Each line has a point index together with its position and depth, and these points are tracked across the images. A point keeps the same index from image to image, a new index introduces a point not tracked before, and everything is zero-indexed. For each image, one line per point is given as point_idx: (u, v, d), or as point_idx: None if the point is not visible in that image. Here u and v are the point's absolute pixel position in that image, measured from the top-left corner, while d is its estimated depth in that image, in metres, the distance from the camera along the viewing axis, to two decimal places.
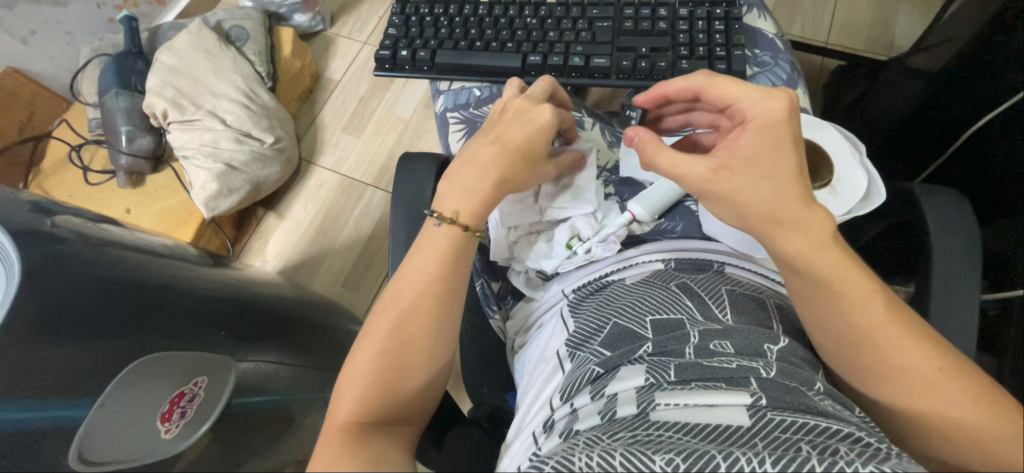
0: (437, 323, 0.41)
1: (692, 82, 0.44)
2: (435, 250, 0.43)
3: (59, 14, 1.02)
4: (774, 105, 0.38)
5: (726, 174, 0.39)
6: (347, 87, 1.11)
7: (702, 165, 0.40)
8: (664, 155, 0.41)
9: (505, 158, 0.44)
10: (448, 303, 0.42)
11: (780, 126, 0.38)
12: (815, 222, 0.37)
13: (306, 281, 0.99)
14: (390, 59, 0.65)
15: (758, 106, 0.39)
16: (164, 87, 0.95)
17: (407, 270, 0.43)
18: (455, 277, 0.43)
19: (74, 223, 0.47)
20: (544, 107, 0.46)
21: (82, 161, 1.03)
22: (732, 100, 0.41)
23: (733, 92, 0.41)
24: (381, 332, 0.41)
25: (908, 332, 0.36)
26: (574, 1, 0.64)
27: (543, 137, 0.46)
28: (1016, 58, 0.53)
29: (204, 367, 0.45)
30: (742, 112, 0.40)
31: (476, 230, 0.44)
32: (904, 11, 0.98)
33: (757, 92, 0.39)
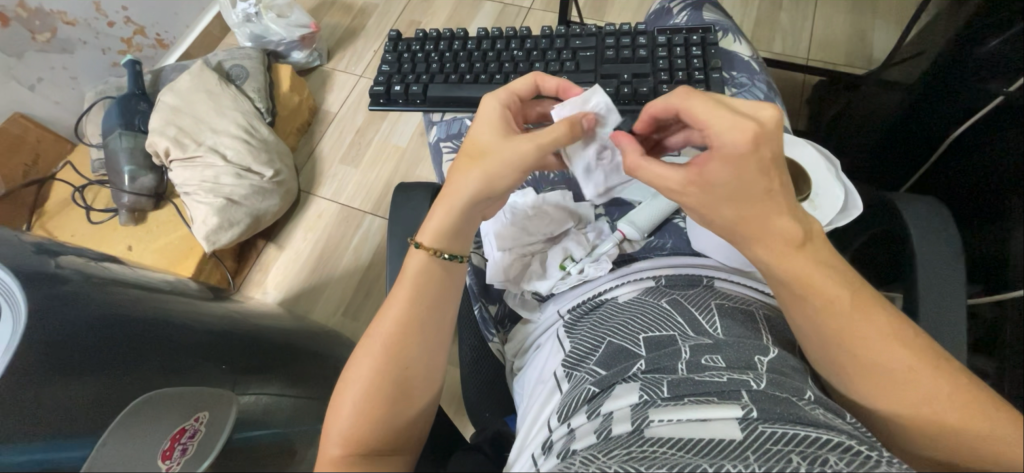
0: (423, 351, 0.42)
1: (669, 103, 0.41)
2: (410, 281, 0.44)
3: (65, 61, 1.05)
4: (740, 137, 0.36)
5: (692, 192, 0.40)
6: (344, 118, 1.15)
7: (674, 179, 0.40)
8: (640, 169, 0.42)
9: (470, 174, 0.44)
10: (431, 332, 0.43)
11: (747, 158, 0.36)
12: (780, 231, 0.38)
13: (306, 311, 0.99)
14: (385, 93, 0.68)
15: (722, 133, 0.37)
16: (166, 127, 0.97)
17: (389, 303, 0.44)
18: (437, 306, 0.44)
19: (78, 263, 0.48)
20: (492, 105, 0.47)
21: (85, 201, 1.04)
22: (703, 125, 0.38)
23: (702, 118, 0.38)
24: (368, 364, 0.41)
25: (896, 335, 0.36)
26: (558, 33, 0.67)
27: (503, 147, 0.44)
28: (986, 68, 0.55)
29: (203, 403, 0.39)
30: (709, 138, 0.38)
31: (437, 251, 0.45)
32: (878, 27, 1.02)
33: (726, 118, 0.37)
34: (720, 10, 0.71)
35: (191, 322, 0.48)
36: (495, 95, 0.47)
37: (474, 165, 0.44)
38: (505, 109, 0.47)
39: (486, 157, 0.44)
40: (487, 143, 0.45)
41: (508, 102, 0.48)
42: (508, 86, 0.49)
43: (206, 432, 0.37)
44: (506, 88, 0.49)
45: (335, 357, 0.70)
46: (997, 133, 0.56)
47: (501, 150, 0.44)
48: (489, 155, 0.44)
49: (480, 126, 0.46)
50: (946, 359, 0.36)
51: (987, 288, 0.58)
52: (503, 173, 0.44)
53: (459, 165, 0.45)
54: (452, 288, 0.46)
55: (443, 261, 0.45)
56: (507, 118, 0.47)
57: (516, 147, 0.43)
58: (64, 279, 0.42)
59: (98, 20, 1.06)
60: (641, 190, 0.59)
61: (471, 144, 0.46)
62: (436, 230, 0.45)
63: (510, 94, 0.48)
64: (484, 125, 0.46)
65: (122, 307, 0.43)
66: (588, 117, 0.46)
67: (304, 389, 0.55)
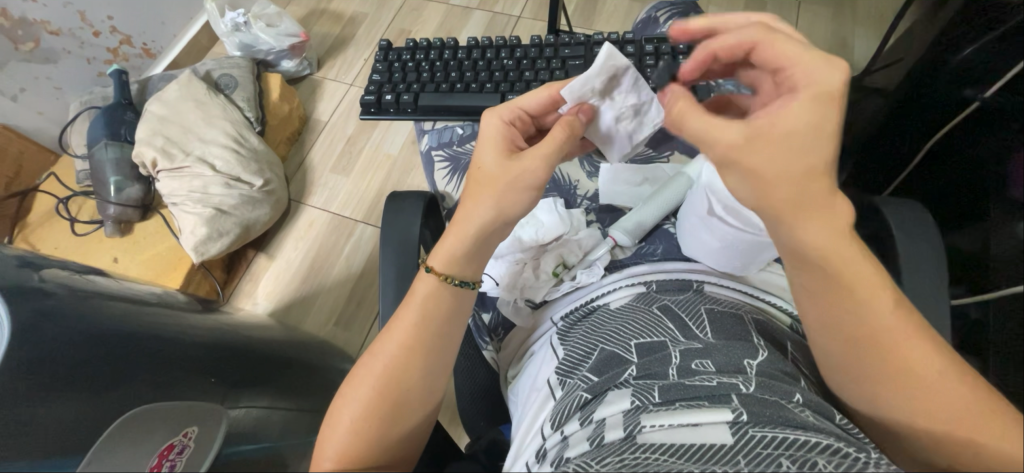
0: (423, 370, 0.42)
1: (747, 36, 0.40)
2: (417, 302, 0.43)
3: (49, 71, 1.04)
4: (831, 76, 0.35)
5: (759, 145, 0.35)
6: (335, 126, 1.14)
7: (736, 130, 0.36)
8: (690, 120, 0.38)
9: (484, 197, 0.43)
10: (433, 352, 0.42)
11: (832, 100, 0.35)
12: (814, 211, 0.36)
13: (297, 321, 0.98)
14: (376, 103, 0.68)
15: (814, 70, 0.35)
16: (154, 136, 0.96)
17: (395, 327, 0.43)
18: (442, 330, 0.43)
19: (63, 277, 0.48)
20: (493, 122, 0.46)
21: (70, 212, 1.03)
22: (786, 60, 0.37)
23: (789, 51, 0.37)
24: (367, 382, 0.41)
25: (903, 327, 0.36)
26: (547, 42, 0.68)
27: (512, 164, 0.43)
28: (960, 75, 0.58)
29: (188, 418, 0.38)
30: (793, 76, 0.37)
31: (448, 276, 0.44)
32: (858, 35, 1.05)
33: (816, 56, 0.36)
34: (706, 19, 0.72)
35: (180, 334, 0.48)
36: (495, 112, 0.46)
37: (484, 191, 0.43)
38: (508, 126, 0.46)
39: (495, 181, 0.43)
40: (490, 165, 0.44)
41: (509, 118, 0.46)
42: (514, 101, 0.47)
43: (197, 446, 0.36)
44: (510, 103, 0.47)
45: (328, 368, 0.69)
46: (974, 138, 0.58)
47: (509, 175, 0.43)
48: (496, 178, 0.43)
49: (482, 147, 0.45)
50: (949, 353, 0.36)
51: (970, 289, 0.59)
52: (512, 196, 0.43)
53: (468, 191, 0.44)
54: (463, 312, 0.45)
55: (453, 287, 0.44)
56: (510, 137, 0.45)
57: (524, 170, 0.43)
58: (48, 293, 0.42)
59: (84, 29, 1.06)
60: (631, 197, 0.61)
61: (476, 168, 0.44)
62: (445, 254, 0.44)
63: (513, 109, 0.46)
64: (485, 146, 0.45)
65: (110, 321, 0.43)
66: (584, 110, 0.46)
67: (295, 401, 0.54)
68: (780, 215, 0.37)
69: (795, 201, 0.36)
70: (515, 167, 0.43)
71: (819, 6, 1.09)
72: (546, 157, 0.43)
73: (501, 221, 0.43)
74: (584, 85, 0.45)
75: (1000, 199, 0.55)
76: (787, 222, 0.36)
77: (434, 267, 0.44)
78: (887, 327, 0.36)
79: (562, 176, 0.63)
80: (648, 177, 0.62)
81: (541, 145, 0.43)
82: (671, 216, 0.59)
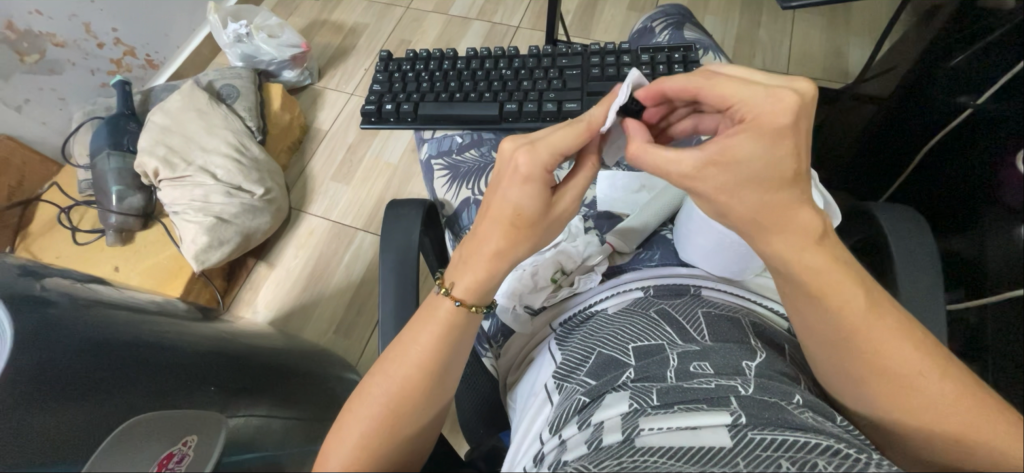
0: (433, 387, 0.42)
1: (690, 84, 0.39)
2: (439, 325, 0.43)
3: (53, 82, 1.05)
4: (780, 107, 0.35)
5: (711, 172, 0.37)
6: (336, 135, 1.15)
7: (689, 159, 0.38)
8: (647, 154, 0.39)
9: (524, 240, 0.43)
10: (444, 369, 0.43)
11: (784, 131, 0.35)
12: (811, 218, 0.36)
13: (296, 330, 0.98)
14: (376, 112, 0.69)
15: (760, 104, 0.35)
16: (156, 146, 0.97)
17: (408, 344, 0.43)
18: (455, 343, 0.43)
19: (65, 286, 0.48)
20: (529, 162, 0.41)
21: (71, 221, 1.03)
22: (732, 100, 0.36)
23: (734, 91, 0.36)
24: (377, 395, 0.41)
25: (898, 327, 0.36)
26: (545, 52, 0.69)
27: (549, 208, 0.43)
28: (952, 82, 0.59)
29: (189, 428, 0.38)
30: (740, 114, 0.36)
31: (472, 305, 0.44)
32: (852, 43, 1.07)
33: (762, 92, 0.36)
34: (701, 29, 0.73)
35: (179, 343, 0.48)
36: (531, 151, 0.41)
37: (524, 238, 0.43)
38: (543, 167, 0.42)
39: (534, 226, 0.43)
40: (534, 213, 0.42)
41: (552, 165, 0.42)
42: (555, 142, 0.42)
43: (198, 455, 0.36)
44: (551, 145, 0.42)
45: (328, 376, 0.69)
46: (968, 143, 0.58)
47: (547, 221, 0.43)
48: (536, 223, 0.43)
49: (518, 188, 0.42)
50: (942, 353, 0.36)
51: (967, 294, 0.59)
52: (546, 235, 0.45)
53: (504, 234, 0.43)
54: (473, 329, 0.45)
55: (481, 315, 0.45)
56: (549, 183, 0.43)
57: (559, 215, 0.44)
58: (49, 302, 0.42)
59: (88, 41, 1.07)
60: (628, 204, 0.62)
61: (510, 210, 0.42)
62: (473, 286, 0.43)
63: (557, 157, 0.42)
64: (522, 189, 0.42)
65: (110, 330, 0.43)
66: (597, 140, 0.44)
67: (295, 409, 0.54)
68: (774, 222, 0.37)
69: (785, 205, 0.37)
70: (551, 211, 0.43)
71: (813, 15, 1.11)
72: (577, 200, 0.45)
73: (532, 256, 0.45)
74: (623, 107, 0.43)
75: (996, 203, 0.55)
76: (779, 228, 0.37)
77: (465, 300, 0.44)
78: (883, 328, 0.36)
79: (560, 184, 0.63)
80: (646, 183, 0.62)
81: (576, 189, 0.44)
82: (668, 223, 0.60)
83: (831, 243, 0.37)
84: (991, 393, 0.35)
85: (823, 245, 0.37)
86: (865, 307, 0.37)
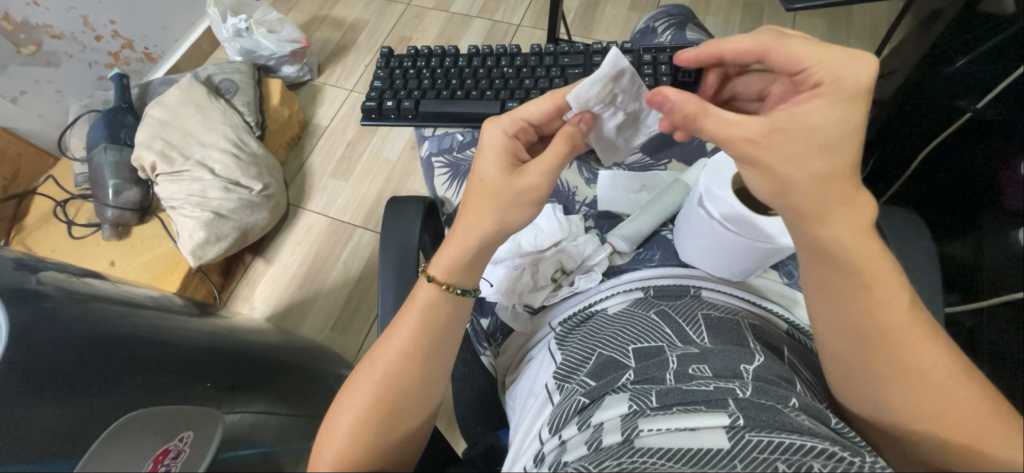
0: (421, 378, 0.42)
1: (760, 41, 0.40)
2: (419, 309, 0.43)
3: (50, 74, 1.04)
4: (860, 75, 0.36)
5: (777, 139, 0.36)
6: (335, 132, 1.15)
7: (753, 125, 0.37)
8: (709, 118, 0.38)
9: (489, 213, 0.43)
10: (432, 358, 0.43)
11: None
12: (817, 226, 0.37)
13: (294, 326, 0.98)
14: (376, 108, 0.69)
15: (840, 66, 0.36)
16: (153, 140, 0.96)
17: (396, 336, 0.43)
18: (439, 332, 0.43)
19: (61, 279, 0.48)
20: (493, 133, 0.45)
21: (67, 215, 1.02)
22: (807, 62, 0.37)
23: (808, 54, 0.37)
24: (366, 387, 0.41)
25: (902, 328, 0.36)
26: (547, 51, 0.69)
27: (514, 178, 0.43)
28: (949, 88, 0.58)
29: (185, 423, 0.37)
30: (817, 77, 0.37)
31: (448, 284, 0.44)
32: (852, 46, 1.07)
33: (842, 54, 0.36)
34: (703, 29, 0.73)
35: (176, 338, 0.47)
36: (497, 123, 0.45)
37: (488, 206, 0.43)
38: (510, 139, 0.45)
39: (497, 195, 0.43)
40: (495, 181, 0.43)
41: (512, 131, 0.45)
42: (516, 112, 0.45)
43: (193, 450, 0.35)
44: (512, 114, 0.46)
45: (325, 372, 0.69)
46: (974, 145, 0.58)
47: (512, 189, 0.43)
48: (498, 192, 0.43)
49: (483, 157, 0.45)
50: (948, 352, 0.36)
51: (963, 297, 0.60)
52: (517, 211, 0.43)
53: (471, 205, 0.44)
54: (459, 319, 0.45)
55: (455, 296, 0.44)
56: (513, 150, 0.45)
57: (527, 185, 0.42)
58: (44, 295, 0.42)
59: (85, 33, 1.06)
60: (629, 204, 0.62)
61: (477, 180, 0.44)
62: (446, 261, 0.44)
63: (516, 121, 0.45)
64: (488, 158, 0.44)
65: (107, 323, 0.42)
66: (583, 118, 0.44)
67: (291, 406, 0.54)
68: None
69: (787, 208, 0.37)
70: (516, 183, 0.43)
71: (813, 18, 1.11)
72: (548, 173, 0.43)
73: (505, 234, 0.44)
74: (589, 92, 0.42)
75: (995, 207, 0.55)
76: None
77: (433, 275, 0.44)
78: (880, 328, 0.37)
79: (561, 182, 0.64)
80: (647, 184, 0.63)
81: (545, 159, 0.43)
82: (668, 223, 0.60)
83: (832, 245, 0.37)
84: (994, 399, 0.35)
85: None
86: (864, 309, 0.37)
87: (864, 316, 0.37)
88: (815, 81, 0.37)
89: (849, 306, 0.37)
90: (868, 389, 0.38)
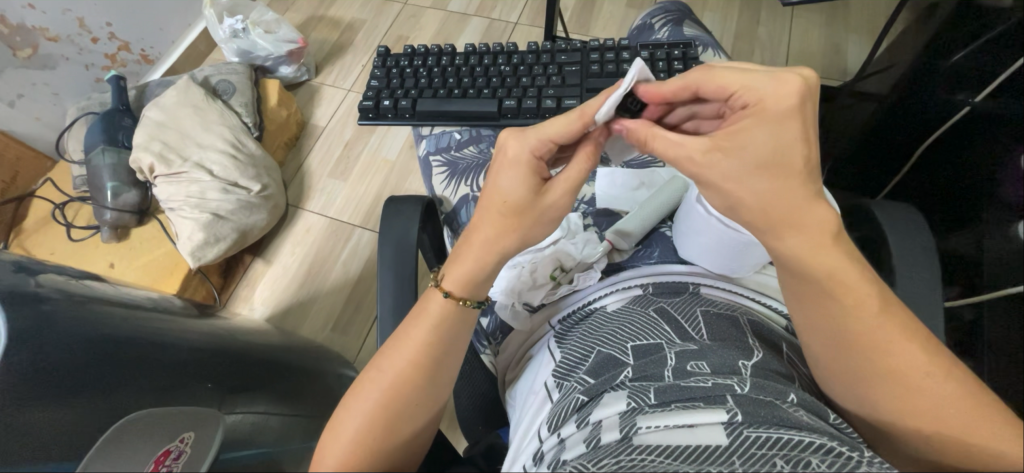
0: (425, 381, 0.42)
1: (689, 79, 0.40)
2: (431, 319, 0.43)
3: (47, 77, 1.04)
4: (783, 89, 0.35)
5: (715, 157, 0.37)
6: (333, 132, 1.15)
7: (695, 145, 0.38)
8: (657, 140, 0.39)
9: (514, 235, 0.43)
10: (439, 364, 0.43)
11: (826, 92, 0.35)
12: (816, 222, 0.37)
13: (294, 327, 0.98)
14: (374, 108, 0.69)
15: (762, 87, 0.36)
16: (151, 142, 0.96)
17: (402, 340, 0.43)
18: (448, 338, 0.43)
19: (60, 281, 0.48)
20: (518, 151, 0.43)
21: (66, 218, 1.02)
22: (733, 88, 0.37)
23: (734, 81, 0.37)
24: (371, 390, 0.41)
25: (900, 324, 0.36)
26: (544, 49, 0.69)
27: (539, 200, 0.42)
28: (947, 81, 0.59)
29: (186, 423, 0.37)
30: (744, 100, 0.37)
31: (463, 299, 0.44)
32: (850, 41, 1.07)
33: (763, 78, 0.36)
34: (700, 25, 0.73)
35: (176, 339, 0.47)
36: (523, 141, 0.43)
37: (513, 226, 0.43)
38: (535, 158, 0.43)
39: (522, 217, 0.43)
40: (521, 202, 0.42)
41: (539, 150, 0.43)
42: (543, 129, 0.43)
43: (194, 452, 0.35)
44: (539, 132, 0.43)
45: (326, 372, 0.69)
46: (965, 142, 0.58)
47: (537, 210, 0.43)
48: (523, 214, 0.43)
49: (506, 176, 0.43)
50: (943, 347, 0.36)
51: (962, 291, 0.60)
52: (538, 230, 0.44)
53: (492, 224, 0.43)
54: (466, 325, 0.45)
55: (471, 309, 0.44)
56: (538, 170, 0.44)
57: (551, 205, 0.43)
58: (44, 298, 0.42)
59: (82, 36, 1.06)
60: (628, 201, 0.62)
61: (499, 199, 0.43)
62: (462, 278, 0.44)
63: (542, 141, 0.43)
64: (511, 179, 0.43)
65: (107, 326, 0.42)
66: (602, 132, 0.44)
67: (292, 406, 0.54)
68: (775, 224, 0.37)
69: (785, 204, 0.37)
70: (542, 204, 0.43)
71: (811, 13, 1.11)
72: (572, 195, 0.43)
73: (525, 248, 0.44)
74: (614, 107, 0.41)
75: (992, 201, 0.56)
76: (775, 226, 0.37)
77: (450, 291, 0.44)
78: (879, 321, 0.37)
79: None
80: (645, 181, 0.63)
81: (569, 181, 0.43)
82: (667, 220, 0.60)
83: (830, 240, 0.37)
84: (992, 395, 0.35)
85: (826, 240, 0.36)
86: (862, 305, 0.37)
87: (864, 312, 0.37)
88: (743, 104, 0.37)
89: (846, 302, 0.37)
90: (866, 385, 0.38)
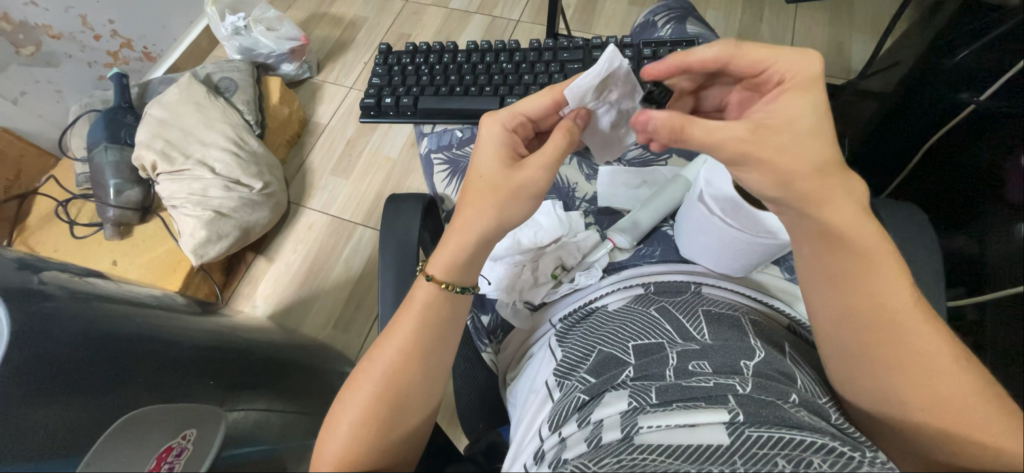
0: (422, 378, 0.42)
1: (719, 50, 0.41)
2: (419, 309, 0.43)
3: (49, 74, 1.04)
4: (811, 68, 0.39)
5: (766, 135, 0.37)
6: (335, 129, 1.15)
7: (740, 127, 0.37)
8: (697, 125, 0.37)
9: (489, 211, 0.43)
10: (433, 359, 0.43)
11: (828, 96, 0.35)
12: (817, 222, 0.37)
13: (296, 324, 0.98)
14: (375, 106, 0.69)
15: (794, 65, 0.39)
16: (154, 139, 0.96)
17: (395, 334, 0.43)
18: (439, 333, 0.43)
19: (63, 278, 0.48)
20: (491, 128, 0.45)
21: (69, 215, 1.03)
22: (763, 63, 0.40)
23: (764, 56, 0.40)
24: (366, 385, 0.41)
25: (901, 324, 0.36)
26: (546, 46, 0.69)
27: (513, 174, 0.43)
28: (951, 79, 0.58)
29: (187, 420, 0.37)
30: (777, 75, 0.39)
31: (448, 283, 0.44)
32: (854, 39, 1.06)
33: (790, 52, 0.39)
34: (703, 23, 0.73)
35: (178, 336, 0.47)
36: (496, 118, 0.46)
37: (486, 199, 0.43)
38: (509, 133, 0.45)
39: (496, 191, 0.43)
40: (493, 174, 0.43)
41: (512, 125, 0.46)
42: (514, 107, 0.46)
43: (195, 449, 0.35)
44: (510, 108, 0.46)
45: (327, 370, 0.69)
46: (970, 141, 0.58)
47: (512, 183, 0.42)
48: (497, 187, 0.43)
49: (482, 153, 0.45)
50: (948, 347, 0.36)
51: (969, 290, 0.59)
52: (517, 207, 0.43)
53: (470, 200, 0.44)
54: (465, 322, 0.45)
55: (454, 294, 0.44)
56: (511, 144, 0.45)
57: (527, 179, 0.42)
58: (47, 295, 0.42)
59: (84, 33, 1.06)
60: (630, 199, 0.61)
61: (475, 176, 0.44)
62: (445, 261, 0.44)
63: (515, 115, 0.45)
64: (487, 154, 0.45)
65: (111, 322, 0.43)
66: (580, 113, 0.44)
67: (295, 404, 0.54)
68: None
69: None
70: (517, 178, 0.42)
71: (816, 11, 1.10)
72: (548, 169, 0.43)
73: (504, 226, 0.43)
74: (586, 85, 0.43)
75: (997, 200, 0.55)
76: None
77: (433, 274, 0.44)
78: (882, 319, 0.37)
79: (561, 179, 0.64)
80: (647, 179, 0.62)
81: (544, 155, 0.42)
82: (669, 218, 0.60)
83: None
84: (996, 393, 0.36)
85: None
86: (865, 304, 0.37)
87: None
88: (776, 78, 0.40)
89: None
90: (866, 384, 0.38)
